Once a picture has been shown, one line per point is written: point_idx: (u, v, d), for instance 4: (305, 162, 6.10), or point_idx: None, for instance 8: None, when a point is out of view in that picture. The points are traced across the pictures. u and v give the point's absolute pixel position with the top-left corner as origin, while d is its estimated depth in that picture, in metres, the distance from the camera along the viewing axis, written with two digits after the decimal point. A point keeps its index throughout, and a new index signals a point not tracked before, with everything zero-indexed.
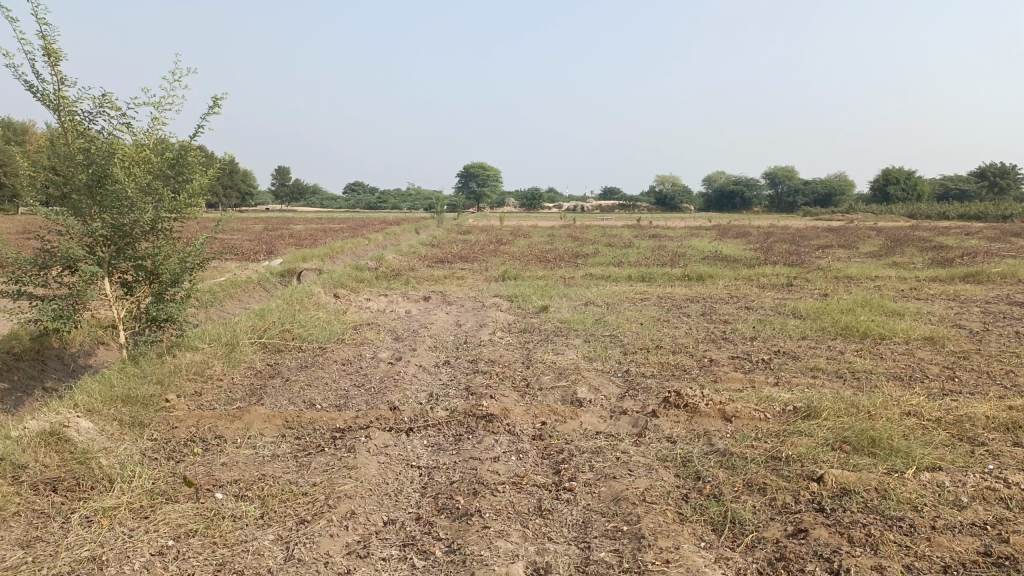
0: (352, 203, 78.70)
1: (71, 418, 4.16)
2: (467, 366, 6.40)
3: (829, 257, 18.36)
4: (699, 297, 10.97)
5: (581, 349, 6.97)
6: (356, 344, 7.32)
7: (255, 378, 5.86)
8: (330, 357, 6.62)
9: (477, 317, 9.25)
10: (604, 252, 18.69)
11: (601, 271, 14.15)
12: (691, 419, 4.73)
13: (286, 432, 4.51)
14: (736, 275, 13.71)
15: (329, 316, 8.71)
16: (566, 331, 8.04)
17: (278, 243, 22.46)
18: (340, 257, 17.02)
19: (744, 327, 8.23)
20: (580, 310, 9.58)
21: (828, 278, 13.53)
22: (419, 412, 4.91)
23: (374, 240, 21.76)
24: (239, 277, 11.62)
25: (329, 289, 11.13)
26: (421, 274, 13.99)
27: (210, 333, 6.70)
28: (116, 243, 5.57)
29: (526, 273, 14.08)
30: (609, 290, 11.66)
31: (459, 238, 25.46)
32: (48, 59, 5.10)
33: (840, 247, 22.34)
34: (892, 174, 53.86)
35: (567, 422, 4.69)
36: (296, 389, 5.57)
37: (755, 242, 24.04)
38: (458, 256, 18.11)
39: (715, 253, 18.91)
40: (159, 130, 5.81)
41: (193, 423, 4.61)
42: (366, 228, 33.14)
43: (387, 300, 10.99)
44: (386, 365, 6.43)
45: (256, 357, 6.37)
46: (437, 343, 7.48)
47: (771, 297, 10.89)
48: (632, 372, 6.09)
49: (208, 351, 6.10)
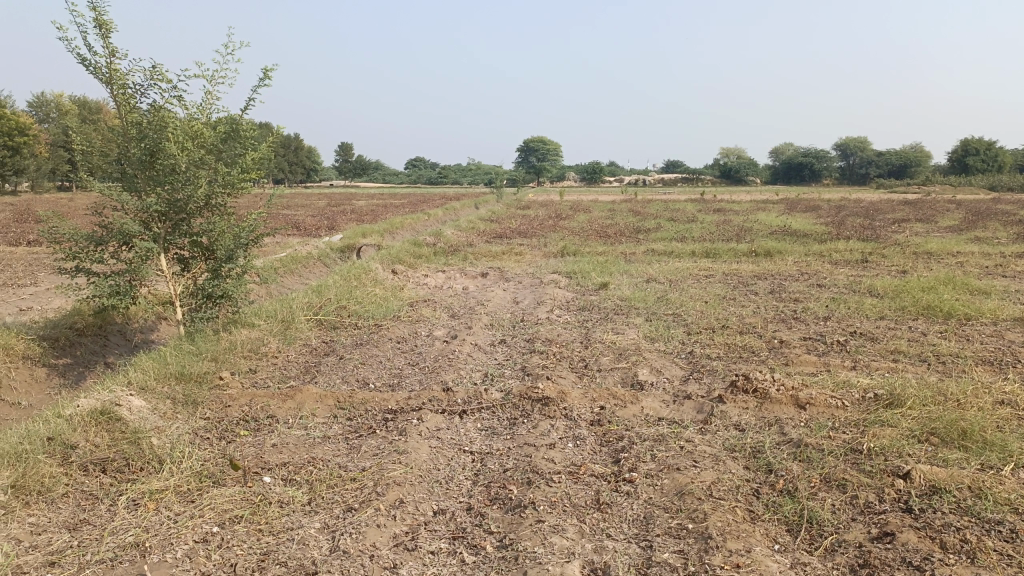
0: (413, 178, 79.23)
1: (123, 396, 4.15)
2: (524, 346, 6.21)
3: (906, 231, 17.47)
4: (767, 274, 10.50)
5: (642, 328, 6.70)
6: (412, 321, 7.21)
7: (309, 355, 5.81)
8: (385, 335, 6.52)
9: (535, 294, 9.04)
10: (667, 227, 18.20)
11: (663, 247, 13.76)
12: (760, 406, 4.43)
13: (337, 413, 4.41)
14: (806, 251, 13.13)
15: (386, 292, 8.64)
16: (627, 309, 7.76)
17: (340, 218, 22.73)
18: (399, 233, 17.03)
19: (816, 306, 7.80)
20: (641, 288, 9.27)
21: (905, 253, 12.84)
22: (472, 394, 4.75)
23: (433, 215, 21.77)
24: (300, 253, 11.70)
25: (388, 265, 11.09)
26: (480, 249, 13.86)
27: (267, 309, 6.68)
28: (172, 219, 5.56)
29: (586, 248, 13.79)
30: (672, 267, 11.29)
31: (519, 213, 25.25)
32: (101, 32, 5.10)
33: (917, 220, 21.29)
34: (973, 144, 51.15)
35: (628, 406, 4.45)
36: (349, 368, 5.48)
37: (826, 216, 23.10)
38: (517, 231, 17.93)
39: (783, 227, 18.20)
40: (211, 104, 5.77)
41: (246, 401, 4.55)
42: (426, 203, 33.25)
43: (445, 277, 10.88)
44: (441, 344, 6.29)
45: (311, 334, 6.31)
46: (493, 321, 7.31)
47: (844, 274, 10.36)
48: (697, 354, 5.79)
49: (264, 328, 6.07)
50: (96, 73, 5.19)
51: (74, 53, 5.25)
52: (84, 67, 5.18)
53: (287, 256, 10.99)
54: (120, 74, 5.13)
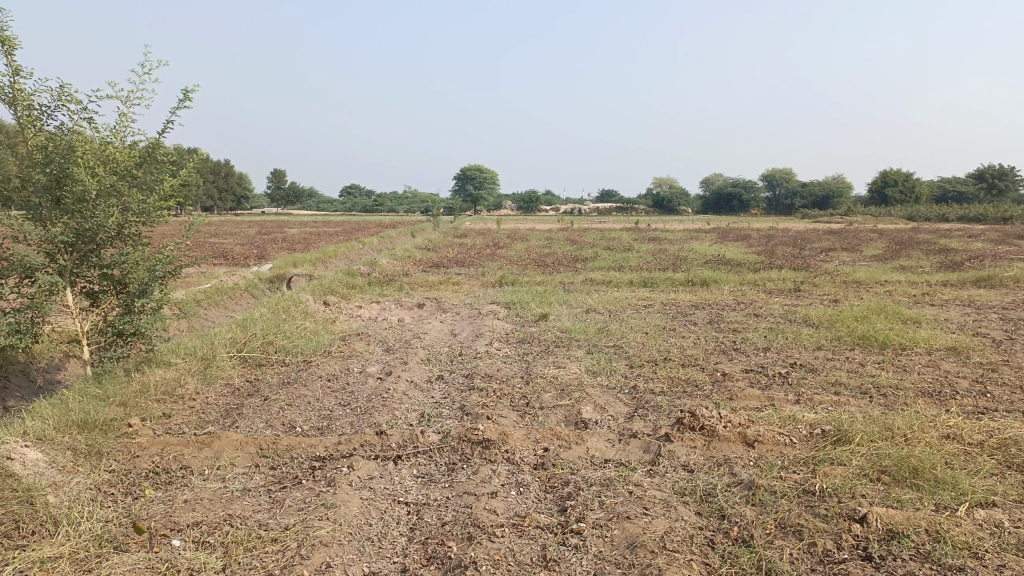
0: (348, 206, 78.24)
1: (17, 447, 3.70)
2: (462, 382, 5.94)
3: (834, 261, 17.95)
4: (704, 304, 10.52)
5: (584, 362, 6.52)
6: (344, 357, 6.86)
7: (231, 397, 5.41)
8: (315, 373, 6.16)
9: (473, 326, 8.79)
10: (604, 256, 18.25)
11: (601, 276, 13.71)
12: (708, 445, 4.28)
13: (259, 462, 4.05)
14: (741, 280, 13.28)
15: (316, 325, 8.25)
16: (568, 341, 7.58)
17: (271, 247, 22.10)
18: (332, 262, 16.56)
19: (755, 337, 7.78)
20: (581, 319, 9.13)
21: (835, 282, 13.11)
22: (408, 436, 4.45)
23: (369, 244, 21.35)
24: (226, 284, 11.18)
25: (319, 296, 10.68)
26: (416, 279, 13.55)
27: (186, 346, 6.24)
28: (80, 251, 5.12)
29: (523, 278, 13.63)
30: (610, 296, 11.22)
31: (456, 242, 24.99)
32: (1, 48, 4.68)
33: (843, 250, 21.96)
34: (890, 176, 53.59)
35: (572, 447, 4.24)
36: (275, 410, 5.11)
37: (757, 246, 23.61)
38: (455, 260, 17.69)
39: (717, 257, 18.47)
40: (126, 127, 5.37)
41: (157, 451, 4.15)
42: (361, 231, 32.75)
43: (380, 308, 10.53)
44: (374, 381, 5.97)
45: (234, 373, 5.91)
46: (430, 355, 7.02)
47: (779, 304, 10.45)
48: (640, 388, 5.63)
49: (183, 367, 5.65)
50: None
51: None
52: None
53: (212, 288, 10.47)
54: (24, 93, 4.69)
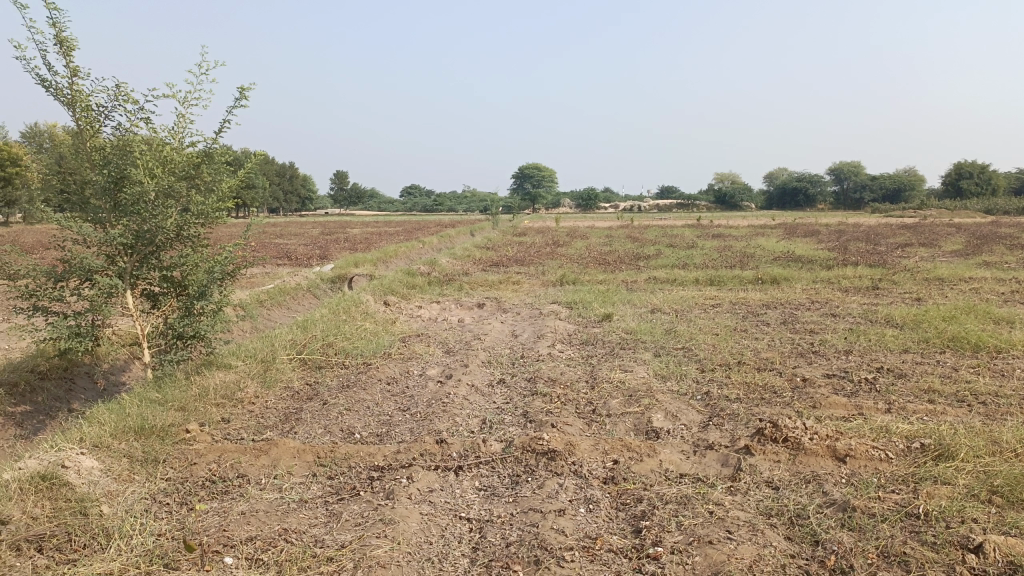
0: (409, 206, 79.14)
1: (73, 455, 3.64)
2: (525, 386, 5.71)
3: (912, 256, 17.08)
4: (776, 303, 10.05)
5: (652, 365, 6.22)
6: (404, 359, 6.71)
7: (290, 400, 5.30)
8: (374, 376, 6.02)
9: (534, 327, 8.55)
10: (667, 254, 17.77)
11: (665, 275, 13.30)
12: (794, 459, 3.94)
13: (316, 471, 3.89)
14: (813, 277, 12.71)
15: (376, 326, 8.14)
16: (633, 343, 7.27)
17: (333, 247, 22.39)
18: (393, 262, 16.57)
19: (834, 339, 7.33)
20: (647, 319, 8.79)
21: (916, 279, 12.42)
22: (470, 445, 4.23)
23: (429, 243, 21.40)
24: (288, 284, 11.23)
25: (379, 296, 10.61)
26: (475, 278, 13.39)
27: (246, 348, 6.18)
28: (140, 253, 5.09)
29: (584, 277, 13.34)
30: (676, 296, 10.83)
31: (514, 240, 24.88)
32: (60, 49, 4.71)
33: (919, 245, 20.96)
34: (966, 168, 51.24)
35: (644, 460, 3.95)
36: (334, 414, 4.97)
37: (827, 242, 22.72)
38: (514, 259, 17.50)
39: (787, 253, 17.82)
40: (184, 128, 5.34)
41: (214, 458, 4.04)
42: (420, 230, 32.93)
43: (439, 308, 10.39)
44: (435, 385, 5.79)
45: (294, 376, 5.81)
46: (491, 357, 6.81)
47: (857, 302, 9.91)
48: (714, 394, 5.30)
49: (242, 370, 5.58)
50: (56, 94, 4.76)
51: (30, 72, 4.83)
52: (42, 87, 4.74)
53: (275, 289, 10.51)
54: (82, 94, 4.69)
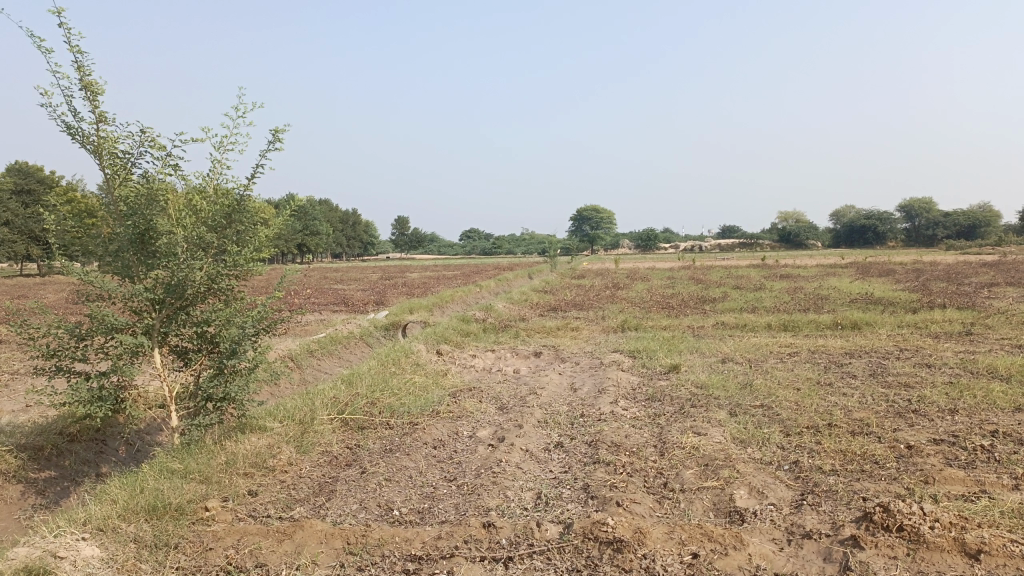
0: (468, 249, 79.62)
1: (70, 545, 3.23)
2: (585, 452, 5.12)
3: (1003, 297, 15.86)
4: (860, 352, 9.21)
5: (728, 427, 5.54)
6: (453, 417, 6.20)
7: (327, 468, 4.84)
8: (420, 438, 5.52)
9: (595, 379, 7.95)
10: (734, 297, 16.94)
11: (733, 319, 12.53)
12: (914, 555, 3.24)
13: (345, 561, 3.37)
14: (897, 322, 11.76)
15: (426, 379, 7.68)
16: (705, 399, 6.60)
17: (391, 292, 22.24)
18: (449, 308, 16.20)
19: (934, 396, 6.50)
20: (717, 371, 8.09)
21: (1013, 323, 11.37)
22: (522, 529, 3.66)
23: (486, 287, 21.05)
24: (341, 332, 10.92)
25: (432, 345, 10.18)
26: (533, 324, 12.87)
27: (285, 407, 5.76)
28: (169, 307, 4.73)
29: (648, 322, 12.67)
30: (748, 343, 10.08)
31: (573, 283, 24.36)
32: (85, 94, 4.51)
33: (1007, 284, 19.59)
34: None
35: (729, 554, 3.31)
36: (371, 486, 4.46)
37: (906, 282, 21.47)
38: (573, 303, 16.91)
39: (864, 295, 16.76)
40: (218, 173, 5.01)
41: (233, 543, 3.59)
42: (478, 273, 32.76)
43: (494, 358, 9.89)
44: (485, 449, 5.25)
45: (334, 440, 5.35)
46: (548, 416, 6.24)
47: (952, 351, 9.00)
48: (804, 465, 4.60)
49: (278, 434, 5.16)
50: (82, 142, 4.50)
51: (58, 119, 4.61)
52: (69, 134, 4.52)
53: (327, 337, 10.21)
54: (108, 139, 4.42)
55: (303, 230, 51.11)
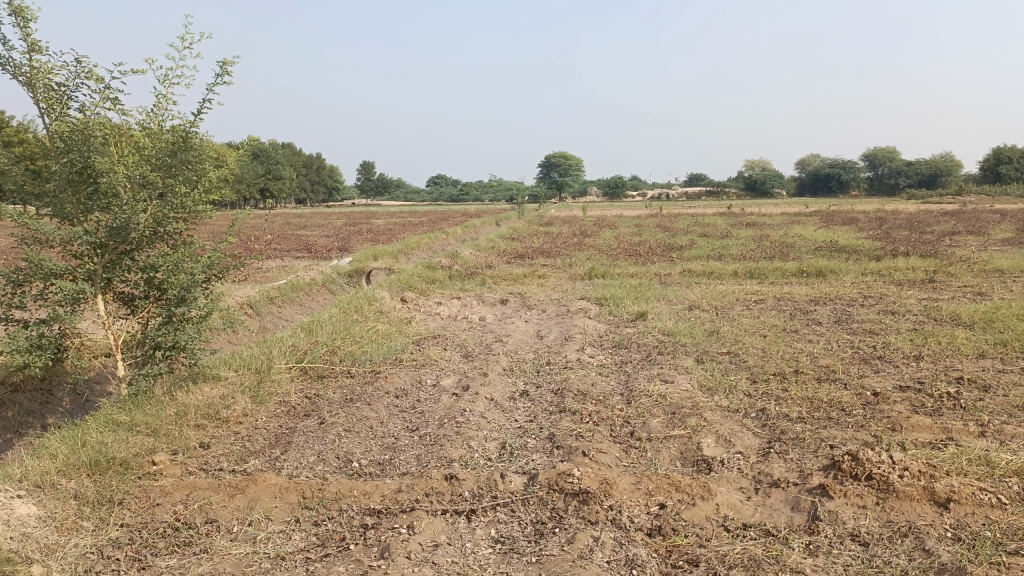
0: (434, 196, 78.69)
1: (4, 504, 3.03)
2: (551, 400, 5.02)
3: (963, 245, 16.09)
4: (825, 299, 9.24)
5: (695, 375, 5.48)
6: (416, 366, 6.05)
7: (284, 419, 4.68)
8: (382, 387, 5.37)
9: (562, 327, 7.84)
10: (701, 244, 16.91)
11: (700, 266, 12.49)
12: (883, 504, 3.20)
13: (300, 516, 3.24)
14: (862, 269, 11.84)
15: (389, 327, 7.50)
16: (672, 347, 6.53)
17: (355, 239, 21.83)
18: (414, 254, 15.93)
19: (898, 342, 6.51)
20: (684, 318, 8.03)
21: (973, 271, 11.51)
22: (486, 481, 3.55)
23: (452, 234, 20.75)
24: (302, 279, 10.64)
25: (396, 292, 9.96)
26: (499, 272, 12.70)
27: (241, 356, 5.56)
28: (112, 253, 4.45)
29: (615, 269, 12.58)
30: (715, 290, 10.04)
31: (540, 230, 24.16)
32: (14, 21, 4.14)
33: (967, 232, 19.89)
34: (1006, 153, 49.77)
35: (696, 504, 3.24)
36: (329, 437, 4.30)
37: (869, 229, 21.66)
38: (540, 251, 16.74)
39: (828, 242, 16.84)
40: (161, 109, 4.69)
41: (182, 498, 3.43)
42: (445, 220, 32.37)
43: (460, 305, 9.73)
44: (449, 398, 5.13)
45: (292, 389, 5.17)
46: (513, 364, 6.11)
47: (915, 298, 9.06)
48: (771, 412, 4.55)
49: (233, 384, 4.96)
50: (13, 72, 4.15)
51: None
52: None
53: (287, 284, 9.93)
54: (40, 70, 4.07)
55: (265, 175, 49.90)
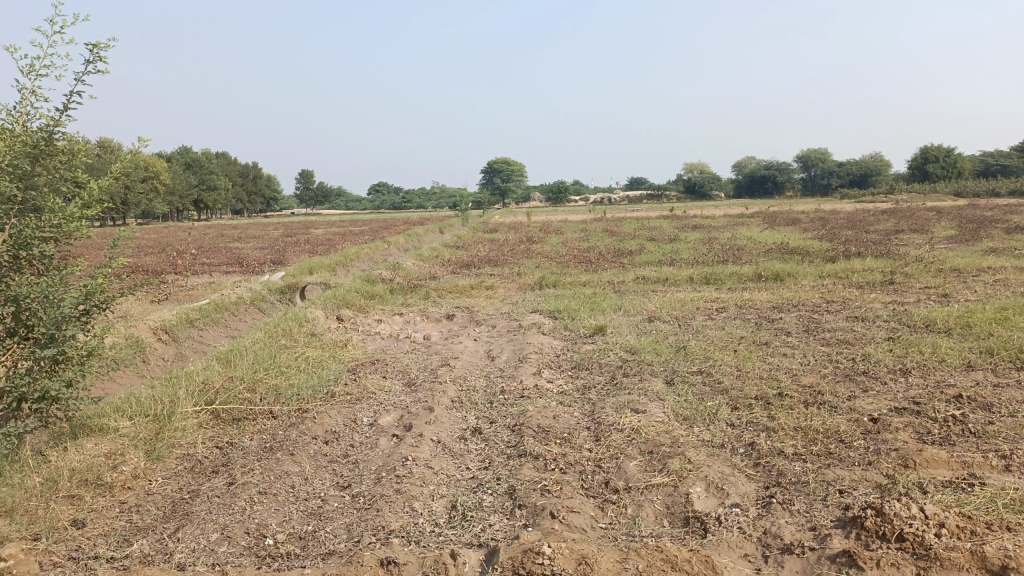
0: (377, 204, 77.31)
1: None
2: (507, 440, 4.32)
3: (909, 243, 16.05)
4: (788, 305, 8.78)
5: (669, 402, 4.84)
6: (350, 401, 5.26)
7: (186, 479, 3.86)
8: (310, 430, 4.58)
9: (514, 346, 7.11)
10: (651, 249, 16.43)
11: (654, 273, 11.96)
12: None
13: None
14: (818, 271, 11.50)
15: (321, 352, 6.68)
16: (638, 367, 5.90)
17: (291, 251, 20.70)
18: (353, 266, 15.04)
19: (879, 355, 6.00)
20: (646, 332, 7.41)
21: (930, 270, 11.29)
22: (433, 564, 2.83)
23: (394, 244, 19.88)
24: (227, 297, 9.69)
25: (332, 310, 9.13)
26: (444, 283, 11.95)
27: (139, 399, 4.69)
28: None
29: (566, 278, 11.97)
30: (673, 299, 9.50)
31: (487, 237, 23.41)
32: None
33: (908, 230, 20.00)
34: (931, 152, 51.49)
35: None
36: (238, 503, 3.49)
37: (814, 230, 21.55)
38: (486, 259, 16.02)
39: (778, 244, 16.59)
40: (26, 105, 3.81)
41: None
42: (387, 229, 31.43)
43: (402, 323, 8.96)
44: (388, 441, 4.38)
45: (198, 439, 4.35)
46: (463, 394, 5.38)
47: (881, 302, 8.68)
48: (763, 448, 3.94)
49: (124, 439, 4.11)
50: None
51: None
52: None
53: (210, 303, 8.99)
54: None
55: (198, 186, 47.94)
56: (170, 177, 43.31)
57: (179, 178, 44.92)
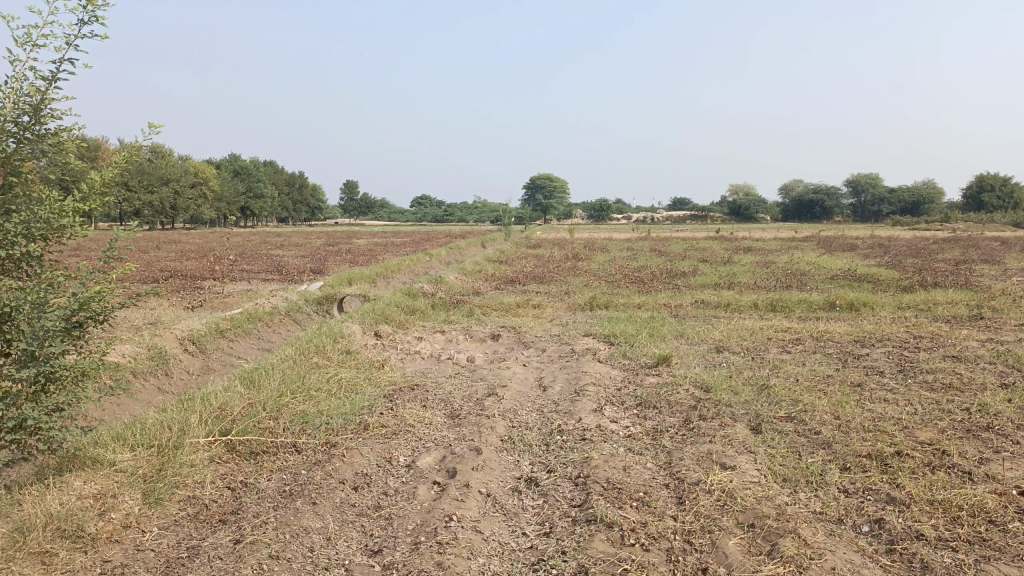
0: (419, 216, 77.40)
1: None
2: (571, 498, 3.58)
3: (988, 276, 14.89)
4: (871, 340, 7.90)
5: (762, 457, 4.06)
6: (385, 435, 4.58)
7: (185, 532, 3.20)
8: (337, 471, 3.90)
9: (568, 374, 6.39)
10: (706, 271, 15.60)
11: (714, 297, 11.13)
12: None
13: None
14: (896, 302, 10.56)
15: (355, 374, 6.02)
16: (715, 408, 5.12)
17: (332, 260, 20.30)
18: (394, 278, 14.48)
19: (998, 406, 5.12)
20: (716, 365, 6.62)
21: (1021, 306, 10.24)
22: None
23: (437, 256, 19.32)
24: (261, 307, 9.15)
25: (369, 326, 8.52)
26: (489, 300, 11.30)
27: (145, 425, 4.06)
28: None
29: (619, 299, 11.20)
30: (740, 327, 8.68)
31: (531, 253, 22.72)
32: None
33: (979, 262, 18.75)
34: (989, 181, 49.43)
35: None
36: (244, 571, 2.81)
37: (876, 257, 20.42)
38: (531, 276, 15.30)
39: (844, 271, 15.56)
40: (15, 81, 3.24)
41: None
42: (429, 241, 31.02)
43: (444, 342, 8.30)
44: (428, 490, 3.68)
45: (207, 479, 3.70)
46: (514, 433, 4.67)
47: (978, 341, 7.73)
48: (897, 529, 3.15)
49: (119, 476, 3.47)
50: None
51: None
52: None
53: (243, 313, 8.45)
54: None
55: (245, 192, 48.27)
56: (218, 184, 43.69)
57: (227, 185, 45.28)
